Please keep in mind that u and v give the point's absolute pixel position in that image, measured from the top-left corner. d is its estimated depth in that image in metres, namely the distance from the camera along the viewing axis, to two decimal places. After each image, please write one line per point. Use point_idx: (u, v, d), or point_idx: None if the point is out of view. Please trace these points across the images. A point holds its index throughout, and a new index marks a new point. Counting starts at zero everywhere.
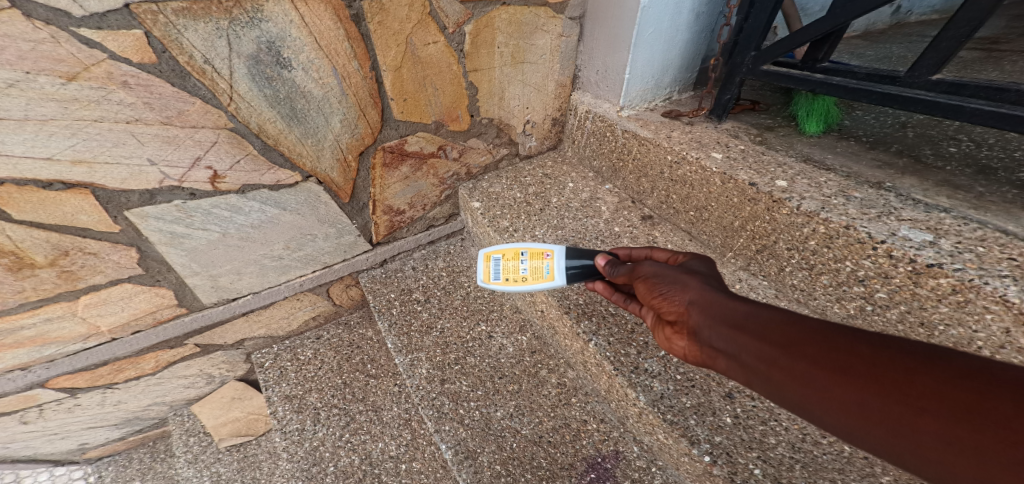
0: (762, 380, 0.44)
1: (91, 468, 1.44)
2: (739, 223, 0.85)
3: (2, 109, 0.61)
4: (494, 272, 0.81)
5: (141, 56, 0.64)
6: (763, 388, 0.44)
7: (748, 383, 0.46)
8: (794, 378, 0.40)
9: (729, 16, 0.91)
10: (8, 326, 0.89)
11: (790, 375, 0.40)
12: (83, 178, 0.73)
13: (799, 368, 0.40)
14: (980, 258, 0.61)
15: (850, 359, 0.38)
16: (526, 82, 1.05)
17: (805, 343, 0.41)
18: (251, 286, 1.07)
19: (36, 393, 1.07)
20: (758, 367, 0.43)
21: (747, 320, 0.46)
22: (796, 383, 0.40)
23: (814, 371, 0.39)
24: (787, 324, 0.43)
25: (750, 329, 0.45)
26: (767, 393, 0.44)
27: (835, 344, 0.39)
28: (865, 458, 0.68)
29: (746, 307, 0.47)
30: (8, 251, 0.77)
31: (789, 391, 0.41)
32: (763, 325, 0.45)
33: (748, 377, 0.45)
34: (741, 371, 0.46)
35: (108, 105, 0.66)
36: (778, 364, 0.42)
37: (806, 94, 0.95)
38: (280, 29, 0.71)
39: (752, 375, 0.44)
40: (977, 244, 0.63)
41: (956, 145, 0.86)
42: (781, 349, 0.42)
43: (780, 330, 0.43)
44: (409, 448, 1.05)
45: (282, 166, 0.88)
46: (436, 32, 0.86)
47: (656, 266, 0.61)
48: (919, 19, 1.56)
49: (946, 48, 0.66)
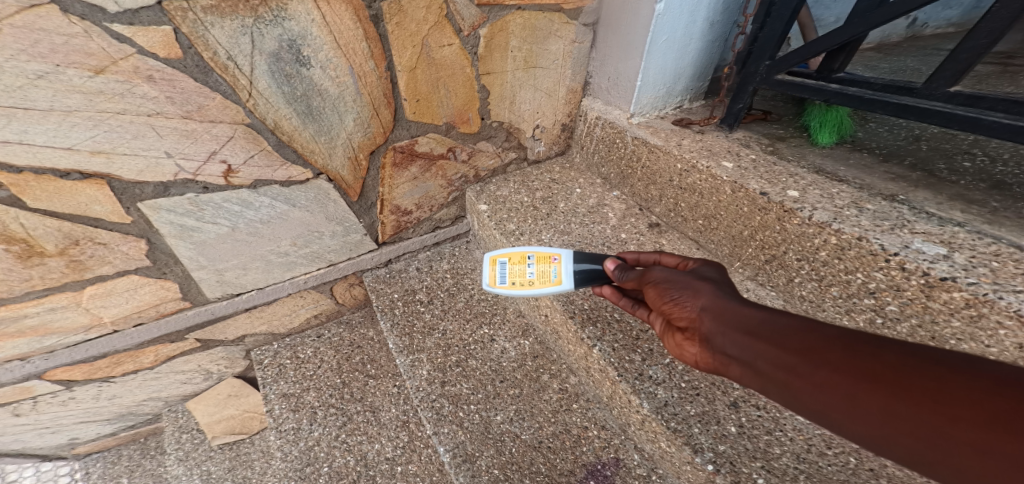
0: (779, 389, 0.42)
1: (78, 464, 1.43)
2: (749, 233, 0.86)
3: (29, 100, 0.63)
4: (500, 276, 0.81)
5: (168, 51, 0.67)
6: (781, 397, 0.42)
7: (764, 392, 0.45)
8: (815, 386, 0.38)
9: (744, 26, 0.93)
10: (12, 314, 0.89)
11: (810, 383, 0.39)
12: (100, 169, 0.75)
13: (820, 376, 0.38)
14: (994, 273, 0.61)
15: (875, 367, 0.36)
16: (537, 88, 1.08)
17: (826, 350, 0.39)
18: (256, 282, 1.08)
19: (32, 385, 1.06)
20: (775, 375, 0.42)
21: (762, 327, 0.45)
22: (816, 391, 0.38)
23: (837, 378, 0.37)
24: (805, 331, 0.42)
25: (766, 336, 0.44)
26: (784, 403, 0.42)
27: (858, 351, 0.38)
28: (871, 471, 0.67)
29: (762, 314, 0.46)
30: (20, 239, 0.78)
31: (809, 400, 0.39)
32: (779, 332, 0.43)
33: (765, 386, 0.44)
34: (757, 379, 0.44)
35: (132, 99, 0.69)
36: (797, 372, 0.40)
37: (820, 105, 0.97)
38: (302, 28, 0.74)
39: (768, 384, 0.43)
40: (991, 259, 0.63)
41: (971, 160, 0.87)
42: (799, 356, 0.40)
43: (799, 337, 0.42)
44: (405, 450, 1.04)
45: (294, 163, 0.90)
46: (452, 34, 0.89)
47: (666, 272, 0.59)
48: (934, 32, 1.60)
49: (965, 60, 0.69)
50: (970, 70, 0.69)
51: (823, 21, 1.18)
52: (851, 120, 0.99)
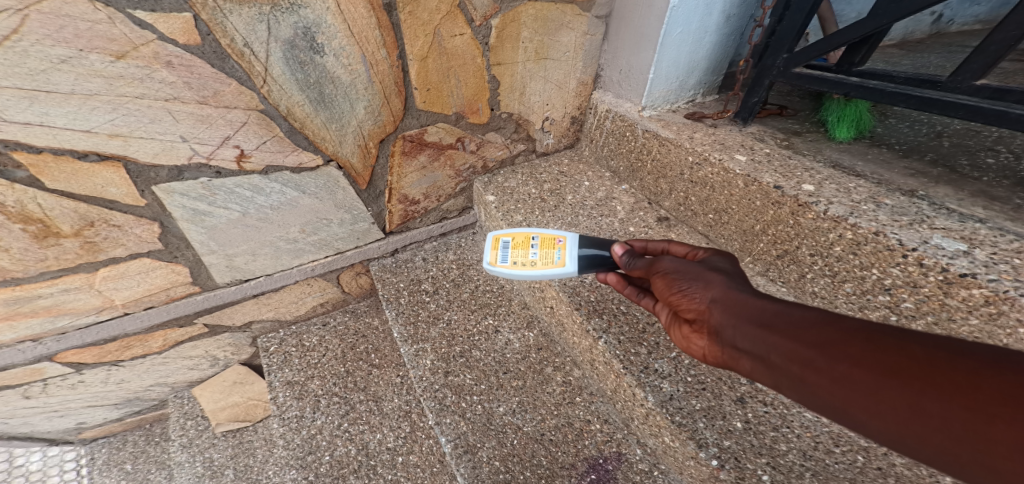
0: (794, 384, 0.41)
1: (84, 450, 1.44)
2: (761, 227, 0.86)
3: (52, 83, 0.65)
4: (502, 257, 0.80)
5: (187, 37, 0.68)
6: (796, 392, 0.41)
7: (778, 387, 0.43)
8: (834, 381, 0.37)
9: (762, 18, 0.93)
10: (26, 295, 0.91)
11: (829, 377, 0.37)
12: (117, 151, 0.77)
13: (839, 369, 0.37)
14: (1015, 270, 0.60)
15: (902, 362, 0.34)
16: (548, 79, 1.09)
17: (847, 343, 0.38)
18: (264, 268, 1.10)
19: (42, 367, 1.07)
20: (790, 369, 0.41)
21: (776, 319, 0.44)
22: (835, 386, 0.37)
23: (858, 372, 0.36)
24: (824, 323, 0.41)
25: (782, 329, 0.43)
26: (799, 398, 0.41)
27: (881, 344, 0.36)
28: (879, 469, 0.65)
29: (777, 306, 0.45)
30: (36, 219, 0.80)
31: (826, 395, 0.38)
32: (795, 325, 0.42)
33: (778, 381, 0.42)
34: (770, 373, 0.43)
35: (150, 84, 0.70)
36: (814, 366, 0.39)
37: (838, 100, 0.97)
38: (317, 16, 0.75)
39: (783, 378, 0.42)
40: (1013, 256, 0.62)
41: (994, 156, 0.86)
42: (817, 349, 0.39)
43: (817, 329, 0.40)
44: (407, 440, 1.04)
45: (305, 149, 0.92)
46: (463, 24, 0.90)
47: (676, 262, 0.58)
48: (958, 29, 1.59)
49: (993, 52, 0.68)
50: (998, 63, 0.69)
51: (845, 17, 1.18)
52: (870, 115, 0.98)
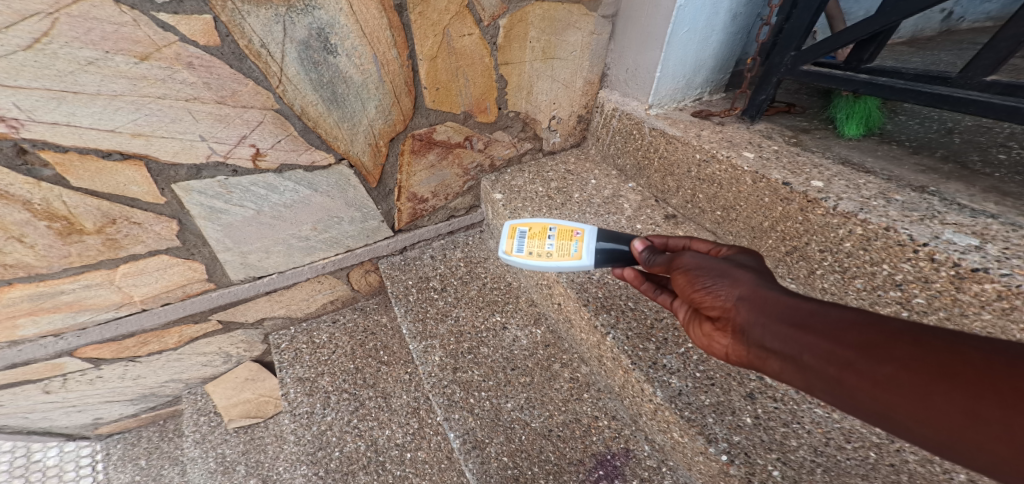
0: (829, 385, 0.41)
1: (100, 445, 1.47)
2: (769, 223, 0.86)
3: (79, 84, 0.68)
4: (518, 246, 0.82)
5: (208, 39, 0.71)
6: (830, 394, 0.41)
7: (810, 388, 0.43)
8: (877, 384, 0.37)
9: (769, 16, 0.93)
10: (49, 290, 0.93)
11: (871, 380, 0.37)
12: (139, 150, 0.79)
13: (883, 372, 0.37)
14: None
15: (954, 366, 0.34)
16: (554, 78, 1.10)
17: (892, 346, 0.37)
18: (277, 265, 1.12)
19: (63, 362, 1.10)
20: (826, 371, 0.40)
21: (811, 319, 0.43)
22: (878, 389, 0.37)
23: (905, 376, 0.35)
24: (864, 324, 0.40)
25: (817, 329, 0.42)
26: (835, 401, 0.41)
27: (930, 347, 0.36)
28: (891, 466, 0.65)
29: (811, 305, 0.45)
30: (61, 216, 0.82)
31: (867, 398, 0.38)
32: (831, 325, 0.42)
33: (812, 382, 0.42)
34: (803, 374, 0.43)
35: (172, 84, 0.73)
36: (853, 367, 0.38)
37: (847, 98, 0.97)
38: (330, 17, 0.77)
39: (816, 379, 0.41)
40: None
41: (1006, 152, 0.85)
42: (858, 351, 0.39)
43: (857, 330, 0.40)
44: (415, 436, 1.06)
45: (318, 148, 0.94)
46: (472, 24, 0.92)
47: (698, 258, 0.58)
48: (970, 26, 1.58)
49: (1004, 48, 0.68)
50: (1010, 58, 0.69)
51: (852, 15, 1.18)
52: (880, 112, 0.98)
